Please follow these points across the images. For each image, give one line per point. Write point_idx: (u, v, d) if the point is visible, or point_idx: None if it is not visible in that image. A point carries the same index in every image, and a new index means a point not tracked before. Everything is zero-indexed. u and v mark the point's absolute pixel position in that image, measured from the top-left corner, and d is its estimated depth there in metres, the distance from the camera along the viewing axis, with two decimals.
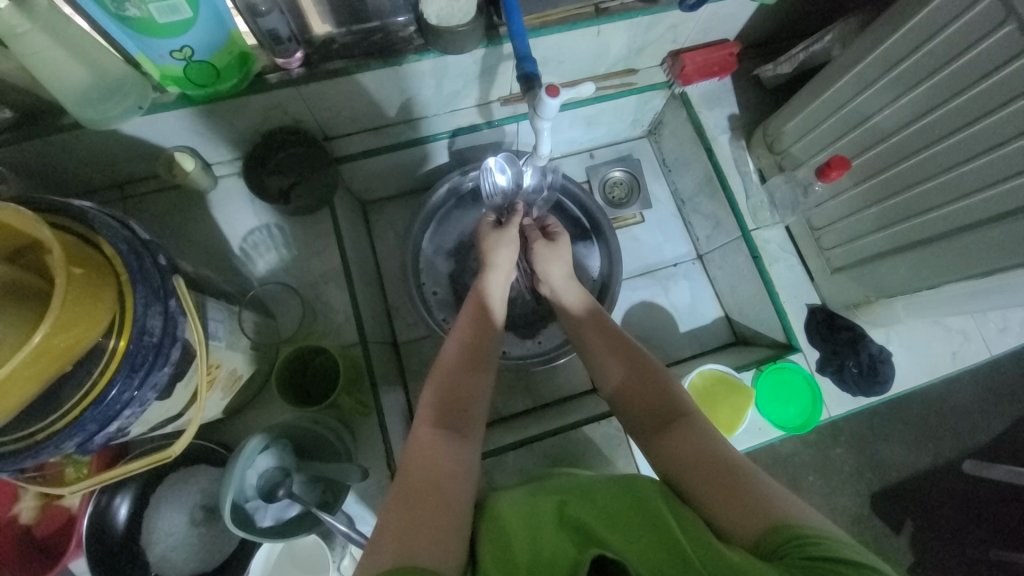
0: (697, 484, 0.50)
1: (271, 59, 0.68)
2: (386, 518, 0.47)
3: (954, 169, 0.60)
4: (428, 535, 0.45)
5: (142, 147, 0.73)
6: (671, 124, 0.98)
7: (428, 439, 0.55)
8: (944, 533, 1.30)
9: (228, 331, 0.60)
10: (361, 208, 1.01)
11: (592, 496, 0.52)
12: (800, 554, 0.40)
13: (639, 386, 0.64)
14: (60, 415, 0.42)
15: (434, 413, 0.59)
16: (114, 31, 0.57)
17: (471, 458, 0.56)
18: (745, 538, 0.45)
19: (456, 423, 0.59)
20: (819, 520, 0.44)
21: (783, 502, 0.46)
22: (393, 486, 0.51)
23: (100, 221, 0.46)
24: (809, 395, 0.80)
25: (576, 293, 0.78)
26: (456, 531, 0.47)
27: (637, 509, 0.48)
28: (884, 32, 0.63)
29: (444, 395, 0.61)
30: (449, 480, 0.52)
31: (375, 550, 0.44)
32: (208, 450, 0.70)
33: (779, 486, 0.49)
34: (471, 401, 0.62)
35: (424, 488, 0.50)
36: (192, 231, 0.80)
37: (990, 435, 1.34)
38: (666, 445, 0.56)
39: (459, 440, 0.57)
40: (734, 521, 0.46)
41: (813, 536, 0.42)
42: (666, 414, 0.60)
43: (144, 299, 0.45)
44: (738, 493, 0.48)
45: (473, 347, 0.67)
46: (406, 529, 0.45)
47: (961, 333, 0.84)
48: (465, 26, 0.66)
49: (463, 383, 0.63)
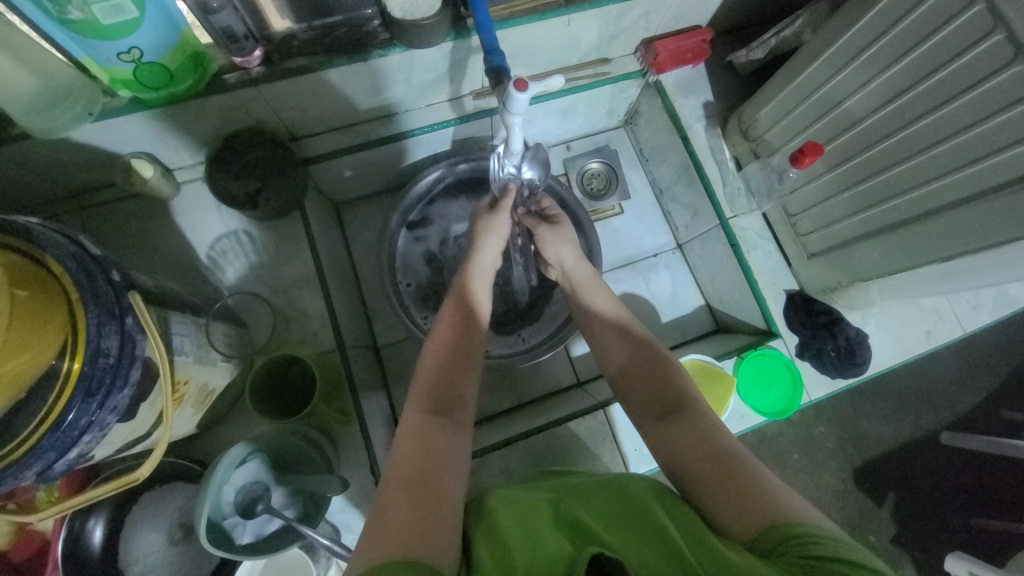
0: (698, 477, 0.51)
1: (228, 58, 0.65)
2: (377, 520, 0.45)
3: (926, 152, 0.60)
4: (424, 534, 0.44)
5: (97, 154, 0.70)
6: (646, 114, 0.98)
7: (421, 430, 0.54)
8: (925, 503, 1.34)
9: (195, 346, 0.58)
10: (335, 209, 0.99)
11: (586, 497, 0.51)
12: (798, 552, 0.41)
13: (640, 370, 0.63)
14: (15, 445, 0.40)
15: (424, 400, 0.58)
16: (53, 32, 0.54)
17: (466, 446, 0.55)
18: (742, 533, 0.45)
19: (450, 409, 0.58)
20: (820, 518, 0.45)
21: (787, 500, 0.46)
22: (382, 484, 0.49)
23: (46, 237, 0.44)
24: (789, 379, 0.81)
25: (589, 276, 0.76)
26: (450, 527, 0.46)
27: (633, 513, 0.48)
28: (855, 16, 0.63)
29: (438, 383, 0.60)
30: (442, 475, 0.50)
31: (368, 549, 0.43)
32: (183, 467, 0.68)
33: (781, 483, 0.49)
34: (466, 391, 0.60)
35: (419, 482, 0.48)
36: (156, 241, 0.77)
37: (964, 406, 1.38)
38: (667, 430, 0.56)
39: (453, 426, 0.56)
40: (733, 517, 0.46)
41: (816, 536, 0.42)
42: (666, 397, 0.60)
43: (97, 319, 0.42)
44: (737, 487, 0.48)
45: (463, 329, 0.65)
46: (403, 525, 0.44)
47: (934, 312, 0.85)
48: (431, 19, 0.64)
49: (457, 369, 0.62)
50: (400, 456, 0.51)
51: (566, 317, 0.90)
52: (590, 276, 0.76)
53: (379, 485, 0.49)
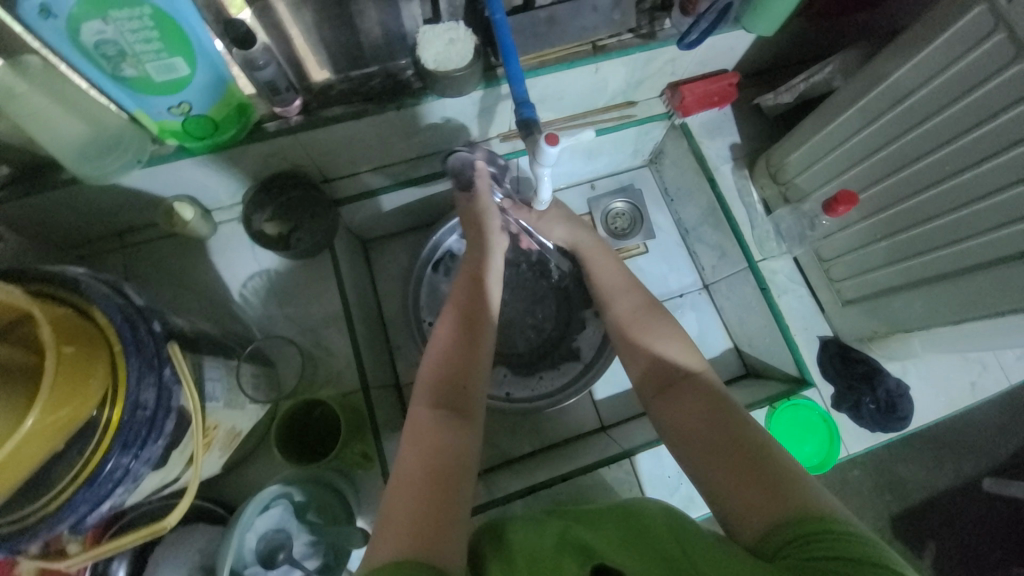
0: (711, 475, 0.51)
1: (269, 107, 0.68)
2: (389, 515, 0.47)
3: (968, 206, 0.59)
4: (435, 529, 0.45)
5: (142, 197, 0.73)
6: (671, 154, 0.98)
7: (427, 424, 0.54)
8: (971, 555, 1.25)
9: (226, 390, 0.59)
10: (363, 246, 1.01)
11: (591, 516, 0.51)
12: (802, 554, 0.41)
13: (658, 365, 0.62)
14: (52, 496, 0.41)
15: (430, 391, 0.57)
16: (110, 89, 0.57)
17: (477, 438, 0.55)
18: (752, 534, 0.46)
19: (459, 399, 0.57)
20: (834, 511, 0.44)
21: (805, 497, 0.46)
22: (395, 476, 0.51)
23: (94, 289, 0.45)
24: (826, 433, 0.78)
25: (593, 244, 0.79)
26: (461, 527, 0.47)
27: (635, 528, 0.48)
28: (889, 67, 0.62)
29: (444, 370, 0.59)
30: (453, 467, 0.51)
31: (382, 546, 0.45)
32: (206, 510, 0.68)
33: (798, 476, 0.48)
34: (475, 377, 0.59)
35: (429, 475, 0.49)
36: (192, 280, 0.80)
37: (1012, 452, 1.29)
38: (681, 427, 0.57)
39: (463, 419, 0.55)
40: (744, 517, 0.47)
41: (828, 533, 0.42)
42: (683, 391, 0.59)
43: (137, 371, 0.43)
44: (747, 486, 0.48)
45: (469, 320, 0.64)
46: (414, 521, 0.45)
47: (979, 362, 0.81)
48: (463, 70, 0.65)
49: (466, 359, 0.60)
50: (411, 448, 0.52)
51: (591, 359, 0.88)
52: (601, 257, 0.76)
53: (390, 480, 0.51)
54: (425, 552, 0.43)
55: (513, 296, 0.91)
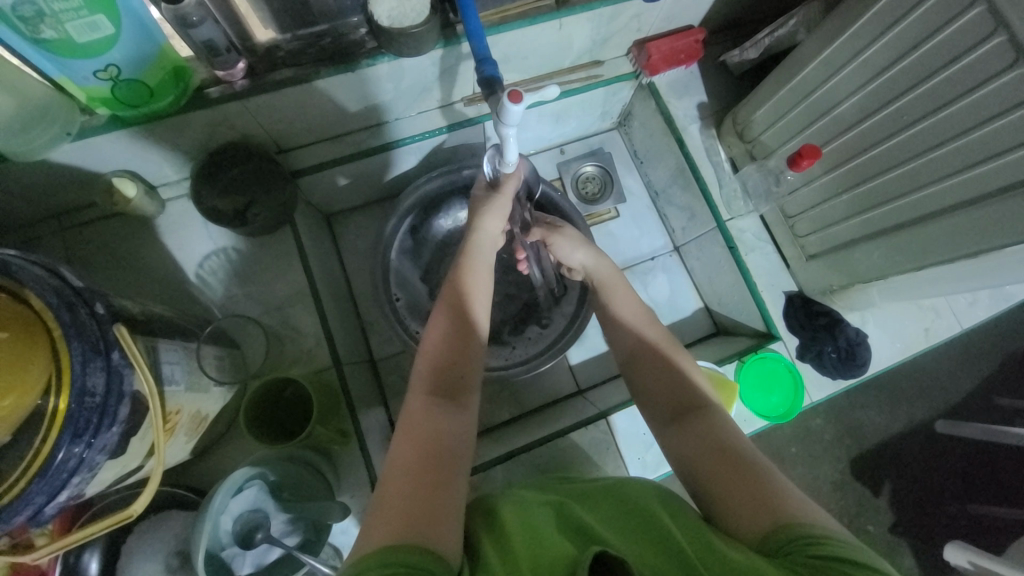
0: (704, 473, 0.51)
1: (210, 71, 0.63)
2: (377, 507, 0.44)
3: (924, 155, 0.60)
4: (426, 521, 0.43)
5: (76, 174, 0.68)
6: (640, 116, 0.96)
7: (423, 415, 0.52)
8: (921, 490, 1.35)
9: (186, 373, 0.56)
10: (327, 221, 0.97)
11: (587, 497, 0.51)
12: (800, 552, 0.41)
13: (653, 366, 0.62)
14: (3, 491, 0.39)
15: (428, 384, 0.56)
16: (26, 52, 0.51)
17: (470, 429, 0.54)
18: (746, 533, 0.45)
19: (453, 392, 0.56)
20: (825, 517, 0.45)
21: (796, 500, 0.46)
22: (385, 469, 0.48)
23: (25, 271, 0.42)
24: (791, 382, 0.81)
25: (610, 272, 0.74)
26: (452, 508, 0.45)
27: (635, 512, 0.47)
28: (852, 16, 0.62)
29: (441, 365, 0.58)
30: (450, 457, 0.49)
31: (374, 532, 0.42)
32: (178, 495, 0.66)
33: (789, 482, 0.48)
34: (469, 372, 0.58)
35: (424, 467, 0.47)
36: (143, 261, 0.75)
37: (959, 395, 1.38)
38: (675, 427, 0.56)
39: (458, 412, 0.54)
40: (739, 515, 0.46)
41: (821, 536, 0.42)
42: (682, 394, 0.59)
43: (81, 356, 0.41)
44: (746, 485, 0.48)
45: (458, 317, 0.62)
46: (406, 512, 0.43)
47: (932, 309, 0.85)
48: (420, 26, 0.61)
49: (461, 354, 0.59)
50: (402, 442, 0.50)
51: (567, 326, 0.88)
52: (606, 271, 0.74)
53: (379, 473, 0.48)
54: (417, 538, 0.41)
55: None
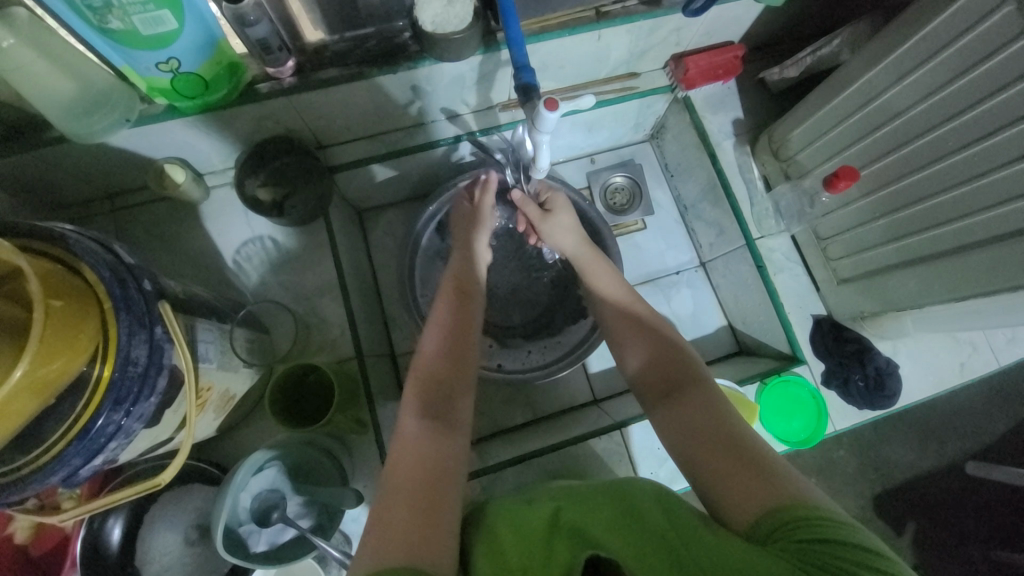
0: (697, 460, 0.51)
1: (262, 68, 0.66)
2: (381, 511, 0.46)
3: (967, 183, 0.58)
4: (426, 533, 0.44)
5: (131, 158, 0.72)
6: (673, 129, 0.96)
7: (416, 420, 0.55)
8: (948, 534, 1.28)
9: (219, 352, 0.59)
10: (359, 216, 1.00)
11: (585, 496, 0.51)
12: (795, 537, 0.41)
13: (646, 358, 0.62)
14: (43, 449, 0.41)
15: (416, 388, 0.59)
16: (97, 43, 0.55)
17: (462, 452, 0.53)
18: (741, 521, 0.45)
19: (442, 412, 0.56)
20: (824, 499, 0.44)
21: (792, 483, 0.46)
22: (383, 476, 0.50)
23: (82, 246, 0.45)
24: (815, 410, 0.78)
25: (590, 254, 0.77)
26: (449, 527, 0.46)
27: (632, 511, 0.47)
28: (899, 39, 0.61)
29: (428, 387, 0.59)
30: (444, 466, 0.50)
31: (378, 539, 0.43)
32: (200, 469, 0.69)
33: (786, 467, 0.48)
34: (459, 385, 0.60)
35: (421, 468, 0.50)
36: (185, 244, 0.79)
37: (995, 437, 1.32)
38: (670, 418, 0.56)
39: (447, 431, 0.54)
40: (733, 502, 0.46)
41: (815, 518, 0.41)
42: (673, 383, 0.59)
43: (128, 328, 0.43)
44: (739, 471, 0.48)
45: (451, 342, 0.64)
46: (406, 525, 0.44)
47: (969, 343, 0.82)
48: (462, 33, 0.63)
49: (454, 365, 0.62)
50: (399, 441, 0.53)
51: (586, 334, 0.88)
52: (596, 263, 0.75)
53: (381, 477, 0.50)
54: (418, 552, 0.42)
55: (509, 268, 0.91)
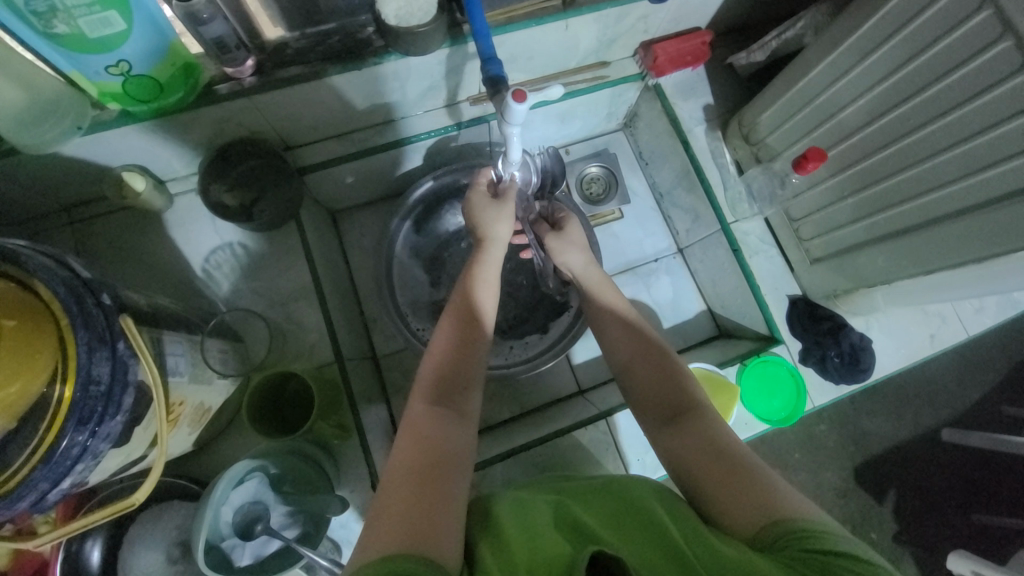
0: (699, 473, 0.51)
1: (219, 68, 0.63)
2: (377, 516, 0.44)
3: (931, 159, 0.59)
4: (426, 530, 0.43)
5: (86, 168, 0.69)
6: (646, 117, 0.96)
7: (427, 424, 0.53)
8: (926, 499, 1.33)
9: (190, 365, 0.57)
10: (332, 217, 0.98)
11: (586, 493, 0.51)
12: (797, 548, 0.41)
13: (647, 368, 0.62)
14: (8, 476, 0.40)
15: (428, 390, 0.57)
16: (40, 46, 0.52)
17: (470, 437, 0.54)
18: (740, 530, 0.45)
19: (456, 410, 0.55)
20: (816, 512, 0.45)
21: (790, 497, 0.46)
22: (383, 480, 0.48)
23: (33, 261, 0.42)
24: (793, 387, 0.80)
25: (599, 279, 0.74)
26: (449, 520, 0.45)
27: (632, 508, 0.47)
28: (860, 19, 0.61)
29: (442, 374, 0.58)
30: (451, 464, 0.49)
31: (375, 541, 0.42)
32: (179, 486, 0.67)
33: (782, 479, 0.49)
34: (470, 379, 0.59)
35: (425, 470, 0.48)
36: (150, 255, 0.77)
37: (966, 403, 1.37)
38: (672, 428, 0.56)
39: (459, 420, 0.54)
40: (733, 511, 0.47)
41: (814, 530, 0.42)
42: (674, 396, 0.59)
43: (87, 345, 0.41)
44: (740, 482, 0.48)
45: (461, 328, 0.62)
46: (403, 523, 0.43)
47: (938, 315, 0.85)
48: (426, 26, 0.62)
49: (464, 360, 0.60)
50: (408, 444, 0.51)
51: (568, 326, 0.88)
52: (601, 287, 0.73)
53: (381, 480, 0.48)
54: (419, 547, 0.41)
55: None
